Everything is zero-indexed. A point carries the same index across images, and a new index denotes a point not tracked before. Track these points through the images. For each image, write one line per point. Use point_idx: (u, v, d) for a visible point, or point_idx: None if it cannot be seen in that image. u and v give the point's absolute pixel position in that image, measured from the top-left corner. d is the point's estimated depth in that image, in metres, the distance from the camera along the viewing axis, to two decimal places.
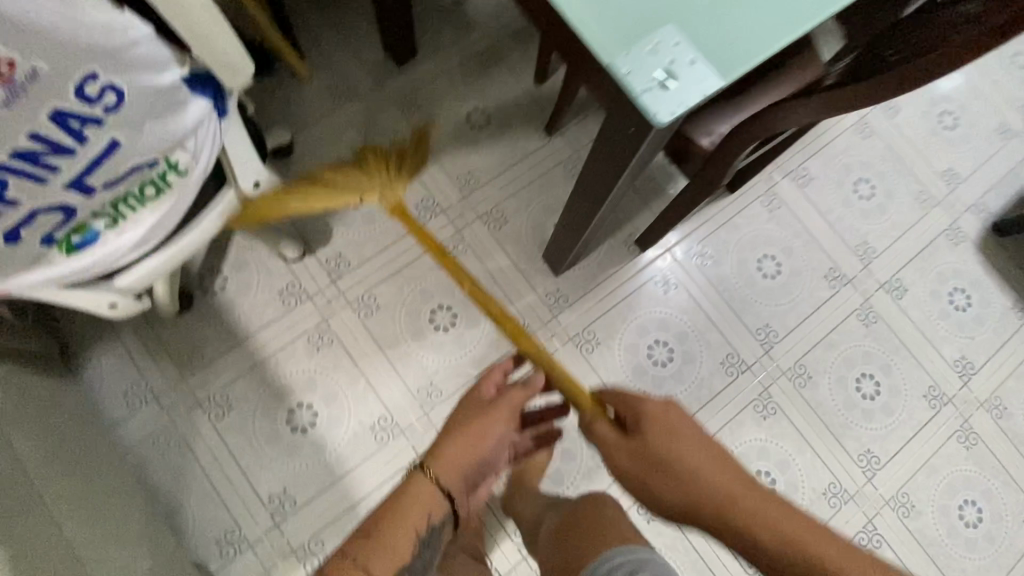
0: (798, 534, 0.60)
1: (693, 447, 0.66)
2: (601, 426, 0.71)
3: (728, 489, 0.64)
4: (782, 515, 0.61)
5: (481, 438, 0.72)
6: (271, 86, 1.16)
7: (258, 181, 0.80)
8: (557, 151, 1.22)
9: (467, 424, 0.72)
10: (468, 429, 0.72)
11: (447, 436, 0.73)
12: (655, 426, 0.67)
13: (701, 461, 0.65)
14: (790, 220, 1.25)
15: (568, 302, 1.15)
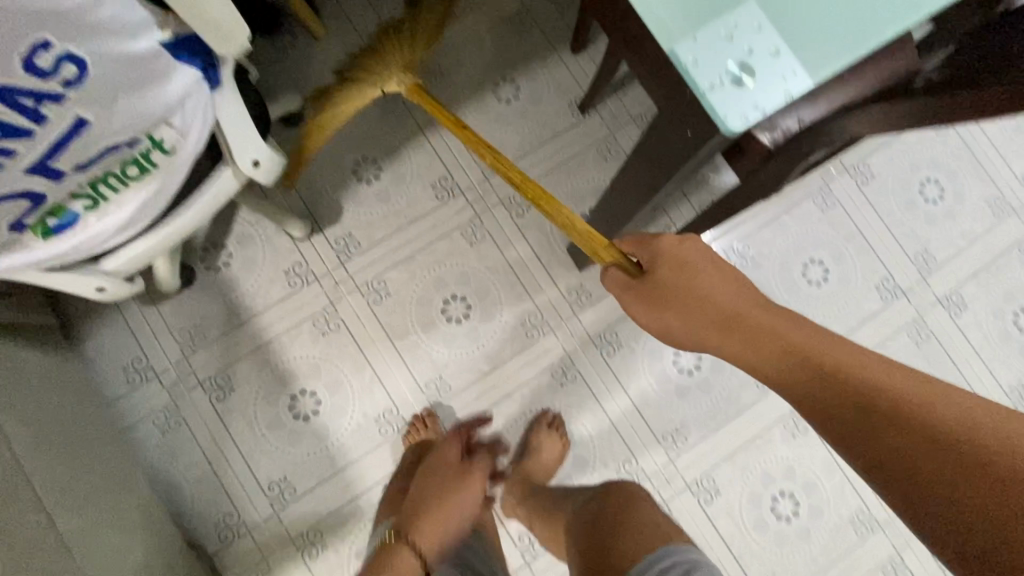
0: (838, 355, 0.51)
1: (714, 274, 0.60)
2: (613, 270, 0.65)
3: (770, 327, 0.56)
4: (797, 327, 0.55)
5: (446, 527, 0.80)
6: (283, 44, 1.06)
7: (258, 162, 0.70)
8: (591, 131, 1.11)
9: (436, 503, 0.81)
10: (436, 515, 0.79)
11: (417, 514, 0.80)
12: (665, 263, 0.61)
13: (737, 301, 0.58)
14: (843, 222, 1.13)
15: (591, 300, 1.07)
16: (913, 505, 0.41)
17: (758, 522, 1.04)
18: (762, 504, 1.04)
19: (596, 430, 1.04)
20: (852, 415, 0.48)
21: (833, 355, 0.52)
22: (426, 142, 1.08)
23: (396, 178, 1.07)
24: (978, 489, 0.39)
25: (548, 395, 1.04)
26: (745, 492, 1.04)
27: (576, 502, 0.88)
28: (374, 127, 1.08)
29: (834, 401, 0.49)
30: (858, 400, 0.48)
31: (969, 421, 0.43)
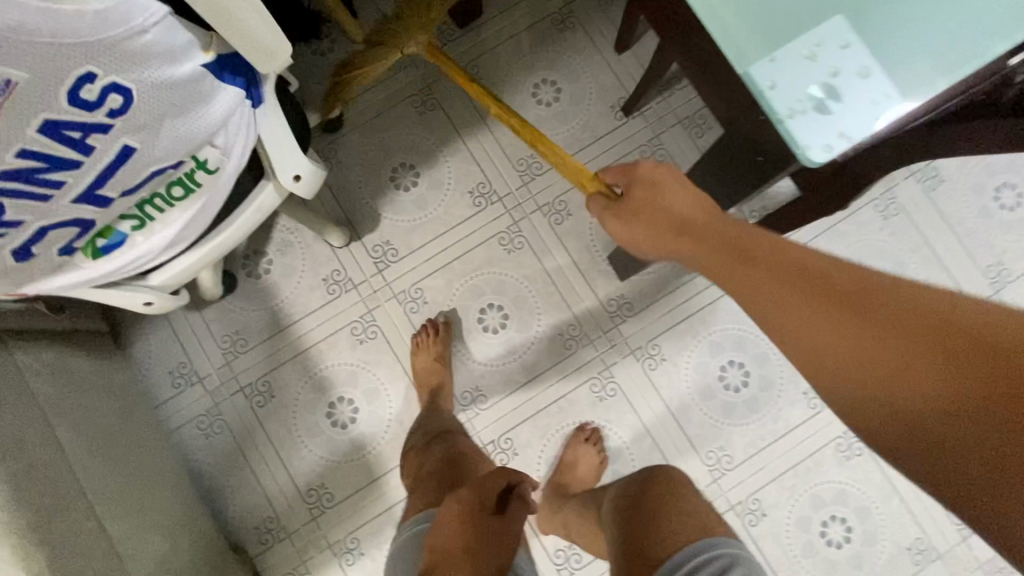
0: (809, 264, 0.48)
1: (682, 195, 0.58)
2: (596, 198, 0.65)
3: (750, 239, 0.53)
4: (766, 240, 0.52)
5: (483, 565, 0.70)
6: (322, 50, 1.06)
7: (299, 176, 0.69)
8: (635, 134, 1.07)
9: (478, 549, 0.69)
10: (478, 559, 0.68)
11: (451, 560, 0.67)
12: (640, 186, 0.60)
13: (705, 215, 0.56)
14: (907, 231, 1.05)
15: (632, 311, 1.03)
16: (913, 433, 0.40)
17: (806, 547, 0.99)
18: (811, 529, 0.99)
19: (636, 446, 1.01)
20: (836, 325, 0.44)
21: (818, 259, 0.48)
22: (463, 147, 1.06)
23: (432, 184, 1.05)
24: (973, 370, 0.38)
25: (587, 408, 1.02)
26: (793, 515, 0.99)
27: (614, 493, 0.84)
28: (411, 132, 1.06)
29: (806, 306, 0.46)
30: (844, 309, 0.44)
31: (948, 309, 0.42)
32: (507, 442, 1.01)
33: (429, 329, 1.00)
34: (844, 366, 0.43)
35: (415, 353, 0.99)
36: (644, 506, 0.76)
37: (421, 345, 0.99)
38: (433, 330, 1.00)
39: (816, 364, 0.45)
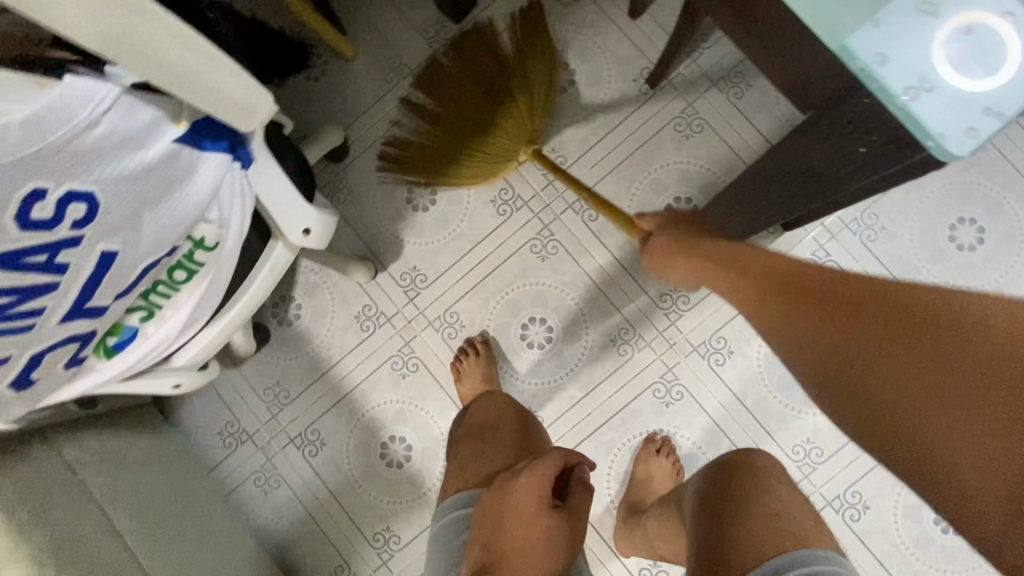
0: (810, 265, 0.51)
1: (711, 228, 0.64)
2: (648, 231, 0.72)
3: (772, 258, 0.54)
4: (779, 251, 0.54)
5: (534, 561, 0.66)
6: (315, 74, 0.99)
7: (309, 230, 0.63)
8: (665, 107, 0.96)
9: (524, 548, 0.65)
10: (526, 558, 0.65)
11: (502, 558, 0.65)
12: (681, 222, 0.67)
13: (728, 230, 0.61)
14: (1000, 168, 0.91)
15: (687, 304, 0.94)
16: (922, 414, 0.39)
17: (920, 538, 0.89)
18: (923, 517, 0.89)
19: (712, 449, 0.93)
20: (864, 352, 0.42)
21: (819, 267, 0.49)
22: None
23: (452, 200, 0.98)
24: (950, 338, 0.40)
25: (653, 416, 0.94)
26: (898, 505, 0.89)
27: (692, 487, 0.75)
28: None
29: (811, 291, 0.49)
30: (876, 331, 0.42)
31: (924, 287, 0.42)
32: None
33: (469, 349, 0.95)
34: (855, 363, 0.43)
35: (460, 377, 0.93)
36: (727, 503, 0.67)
37: (463, 365, 0.94)
38: (477, 351, 0.94)
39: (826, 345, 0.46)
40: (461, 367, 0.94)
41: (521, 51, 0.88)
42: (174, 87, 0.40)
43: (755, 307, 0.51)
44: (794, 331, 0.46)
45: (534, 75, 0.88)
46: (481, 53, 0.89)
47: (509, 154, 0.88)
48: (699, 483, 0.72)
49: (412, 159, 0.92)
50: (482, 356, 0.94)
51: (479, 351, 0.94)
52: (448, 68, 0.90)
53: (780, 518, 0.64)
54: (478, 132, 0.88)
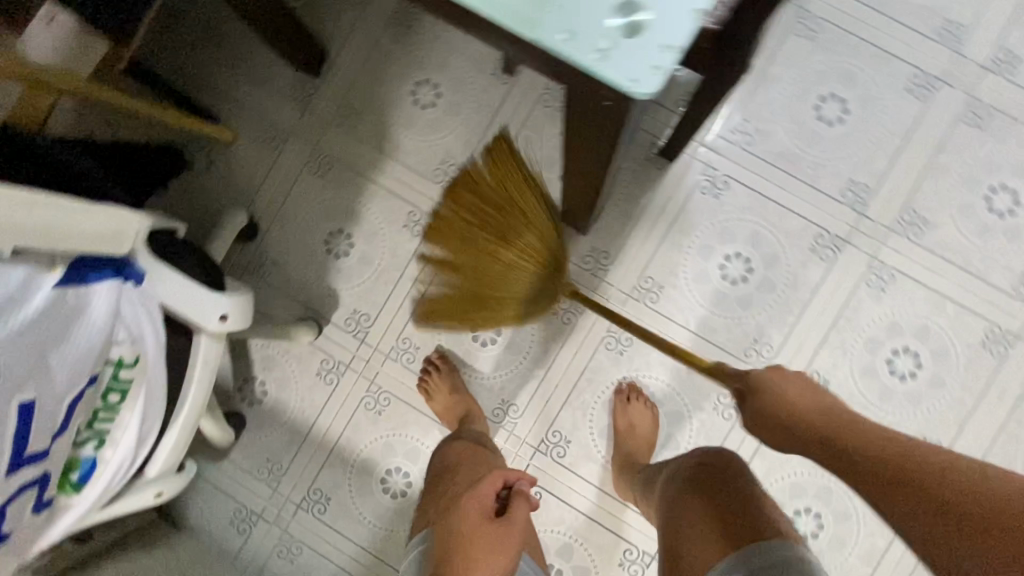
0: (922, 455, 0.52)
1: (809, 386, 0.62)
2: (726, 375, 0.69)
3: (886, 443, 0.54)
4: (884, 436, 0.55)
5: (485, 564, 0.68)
6: (203, 166, 1.03)
7: (225, 315, 0.66)
8: (529, 87, 1.01)
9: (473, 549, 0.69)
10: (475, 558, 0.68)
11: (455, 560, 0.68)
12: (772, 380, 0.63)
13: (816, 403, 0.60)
14: (839, 40, 0.98)
15: (610, 258, 0.99)
16: None
17: (882, 392, 0.96)
18: (878, 372, 0.96)
19: (675, 378, 1.00)
20: (957, 525, 0.47)
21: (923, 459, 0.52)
22: (378, 187, 1.03)
23: (369, 237, 1.03)
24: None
25: (615, 368, 1.00)
26: (855, 369, 0.96)
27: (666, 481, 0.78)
28: (323, 199, 1.04)
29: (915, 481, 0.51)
30: (984, 520, 0.47)
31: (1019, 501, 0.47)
32: (557, 435, 1.01)
33: (431, 366, 1.00)
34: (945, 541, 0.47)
35: (429, 395, 0.98)
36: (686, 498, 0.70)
37: (429, 382, 0.99)
38: (437, 367, 0.99)
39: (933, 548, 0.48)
40: (429, 387, 0.99)
41: (506, 185, 0.77)
42: (49, 244, 0.49)
43: (863, 482, 0.53)
44: (876, 480, 0.52)
45: (534, 209, 0.79)
46: (479, 212, 0.80)
47: (541, 298, 0.85)
48: (670, 484, 0.76)
49: (449, 314, 0.90)
50: (443, 371, 0.99)
51: (439, 367, 0.99)
52: (450, 239, 0.83)
53: (735, 514, 0.65)
54: (512, 296, 0.84)
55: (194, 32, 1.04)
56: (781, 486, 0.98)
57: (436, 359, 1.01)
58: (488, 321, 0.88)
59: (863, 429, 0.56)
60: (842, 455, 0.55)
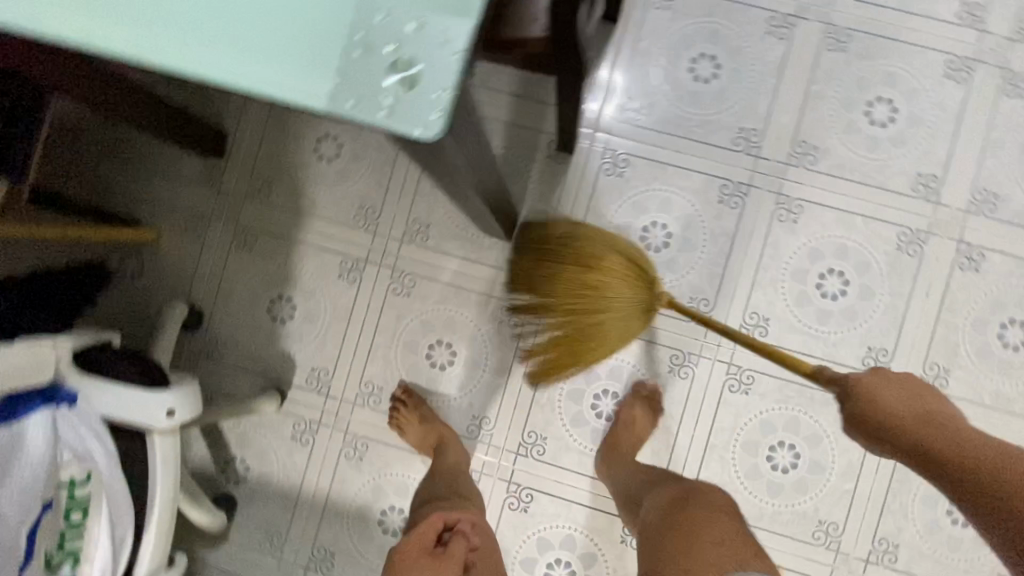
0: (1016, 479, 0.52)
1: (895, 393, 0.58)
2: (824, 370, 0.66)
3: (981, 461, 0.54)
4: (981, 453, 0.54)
5: None
6: (134, 269, 1.06)
7: (170, 410, 0.68)
8: None
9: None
10: None
11: None
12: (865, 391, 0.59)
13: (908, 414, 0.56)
14: (694, 2, 1.04)
15: None
16: None
17: (819, 316, 1.01)
18: (811, 298, 1.01)
19: (627, 353, 1.04)
20: None
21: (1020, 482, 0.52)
22: (305, 246, 1.07)
23: (308, 295, 1.06)
24: None
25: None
26: (789, 301, 1.01)
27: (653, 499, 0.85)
28: (256, 271, 1.07)
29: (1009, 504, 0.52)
30: None
31: None
32: (532, 436, 1.05)
33: (399, 400, 1.03)
34: None
35: (404, 431, 1.01)
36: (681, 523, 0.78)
37: (400, 415, 1.01)
38: (405, 402, 1.02)
39: None
40: (402, 421, 1.01)
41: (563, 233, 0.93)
42: None
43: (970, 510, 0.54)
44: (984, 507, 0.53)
45: (613, 239, 0.91)
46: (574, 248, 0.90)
47: (643, 306, 0.87)
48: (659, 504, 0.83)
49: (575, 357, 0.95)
50: (412, 403, 1.02)
51: (407, 400, 1.02)
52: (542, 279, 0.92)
53: (723, 546, 0.75)
54: (619, 312, 0.88)
55: (94, 145, 1.08)
56: (753, 428, 1.02)
57: (403, 392, 1.04)
58: (601, 350, 0.93)
59: (962, 435, 0.55)
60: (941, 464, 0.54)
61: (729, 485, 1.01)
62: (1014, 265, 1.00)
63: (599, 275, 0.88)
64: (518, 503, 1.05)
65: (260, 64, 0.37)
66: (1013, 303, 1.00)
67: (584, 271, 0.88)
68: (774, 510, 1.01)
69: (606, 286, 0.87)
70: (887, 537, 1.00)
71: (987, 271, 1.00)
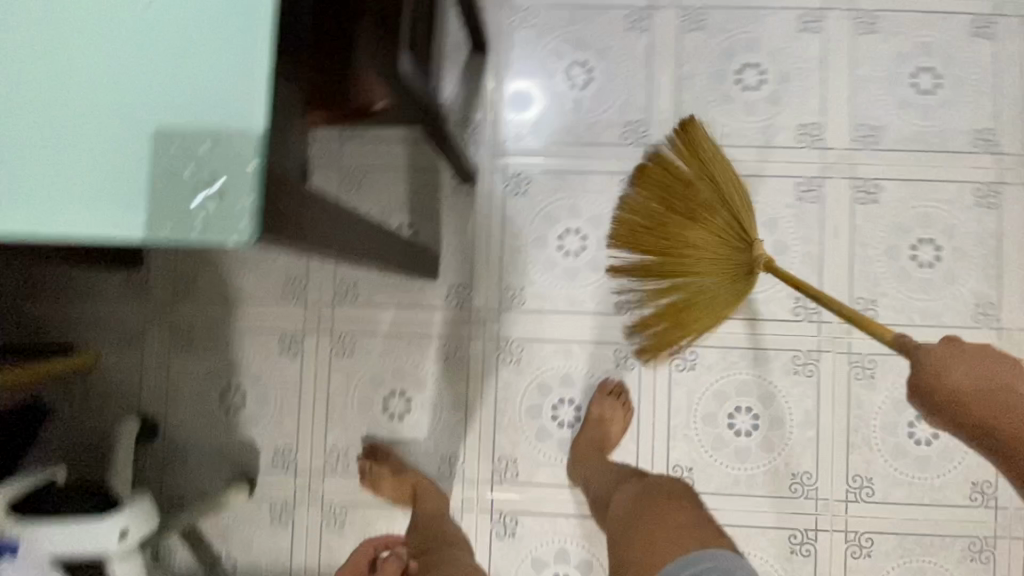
0: None
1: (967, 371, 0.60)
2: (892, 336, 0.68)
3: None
4: None
5: None
6: (81, 394, 1.07)
7: (123, 531, 0.74)
8: (327, 184, 1.09)
9: None
10: None
11: None
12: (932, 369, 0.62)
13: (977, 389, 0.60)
14: (554, 15, 1.09)
15: (469, 288, 1.08)
16: None
17: None
18: None
19: (574, 358, 1.07)
20: None
21: None
22: (243, 332, 1.08)
23: (256, 379, 1.08)
24: None
25: (521, 377, 1.07)
26: None
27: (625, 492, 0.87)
28: (201, 367, 1.08)
29: None
30: None
31: None
32: (503, 460, 1.07)
33: (369, 459, 1.04)
34: None
35: (378, 487, 1.02)
36: (643, 515, 0.81)
37: (372, 472, 1.03)
38: (376, 458, 1.04)
39: None
40: (377, 479, 1.03)
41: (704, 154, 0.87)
42: None
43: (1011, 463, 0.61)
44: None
45: (726, 170, 0.86)
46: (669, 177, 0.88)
47: (744, 263, 0.84)
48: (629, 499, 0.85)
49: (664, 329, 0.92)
50: (382, 459, 1.03)
51: (376, 456, 1.04)
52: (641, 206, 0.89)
53: (690, 531, 0.78)
54: (711, 275, 0.86)
55: (14, 283, 1.09)
56: (709, 401, 1.05)
57: (372, 449, 1.05)
58: (706, 327, 0.89)
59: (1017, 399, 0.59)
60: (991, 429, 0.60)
61: (699, 460, 1.04)
62: (908, 189, 1.05)
63: (708, 217, 0.85)
64: (505, 529, 1.06)
65: (86, 206, 0.40)
66: (916, 223, 1.04)
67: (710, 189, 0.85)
68: (748, 473, 1.04)
69: (711, 247, 0.85)
70: (859, 472, 1.03)
71: (885, 199, 1.05)
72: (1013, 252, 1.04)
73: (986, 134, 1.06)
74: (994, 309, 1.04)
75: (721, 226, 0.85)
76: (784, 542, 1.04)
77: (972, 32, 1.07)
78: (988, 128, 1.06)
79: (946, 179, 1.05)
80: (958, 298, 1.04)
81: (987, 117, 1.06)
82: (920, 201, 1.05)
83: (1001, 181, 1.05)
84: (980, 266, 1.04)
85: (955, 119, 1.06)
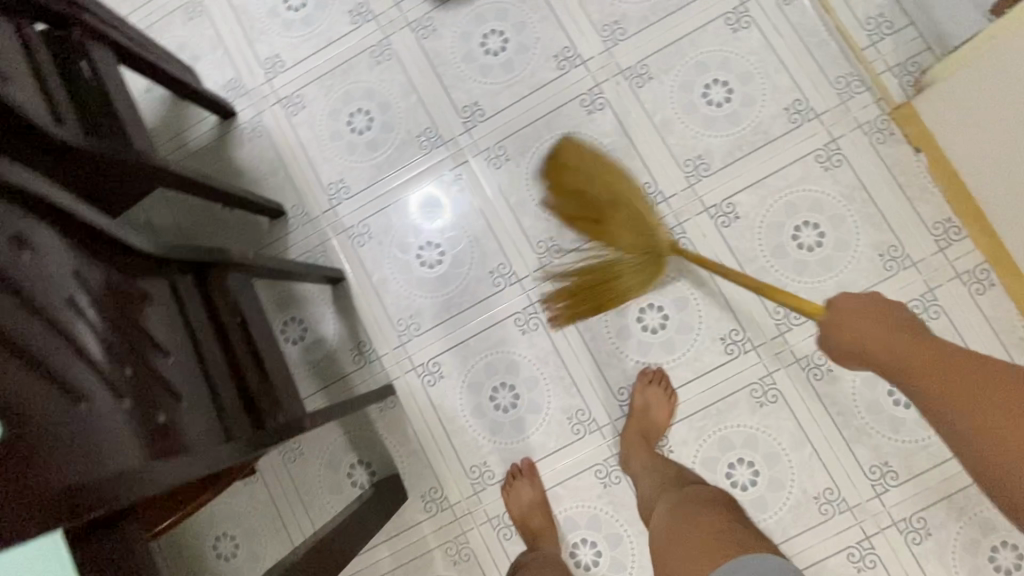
0: (927, 364, 0.68)
1: (854, 306, 0.75)
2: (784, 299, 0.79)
3: (888, 348, 0.71)
4: (900, 344, 0.71)
5: None
6: None
7: None
8: (273, 463, 1.14)
9: None
10: None
11: None
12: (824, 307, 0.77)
13: (859, 336, 0.74)
14: (384, 218, 1.17)
15: (440, 487, 1.10)
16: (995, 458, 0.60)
17: (664, 348, 1.07)
18: (647, 340, 1.08)
19: (566, 499, 1.07)
20: (962, 411, 0.63)
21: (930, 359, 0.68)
22: None
23: None
24: (986, 409, 0.61)
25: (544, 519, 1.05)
26: (634, 356, 1.08)
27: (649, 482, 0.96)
28: None
29: (925, 385, 0.67)
30: (992, 396, 0.62)
31: (995, 378, 0.63)
32: None
33: (515, 471, 1.07)
34: (967, 421, 0.62)
35: (512, 501, 1.06)
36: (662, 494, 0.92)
37: (513, 487, 1.06)
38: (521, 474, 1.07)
39: (945, 417, 0.65)
40: (516, 491, 1.06)
41: (602, 169, 0.94)
42: None
43: (912, 393, 0.69)
44: (910, 384, 0.69)
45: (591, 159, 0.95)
46: (578, 195, 0.94)
47: (653, 249, 0.93)
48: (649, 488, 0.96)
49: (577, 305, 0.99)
50: (520, 474, 1.07)
51: (521, 472, 1.07)
52: (558, 203, 0.97)
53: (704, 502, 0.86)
54: (626, 260, 0.93)
55: None
56: (703, 471, 1.04)
57: (519, 463, 1.08)
58: (618, 298, 0.96)
59: (898, 333, 0.72)
60: (985, 381, 0.63)
61: None
62: (759, 189, 1.07)
63: (625, 218, 0.92)
64: None
65: None
66: (786, 215, 1.06)
67: (611, 196, 0.93)
68: (775, 520, 1.02)
69: (627, 238, 0.92)
70: (874, 462, 1.01)
71: (745, 211, 1.07)
72: (884, 192, 1.05)
73: (797, 103, 1.08)
74: (900, 250, 1.04)
75: (644, 229, 0.93)
76: (847, 565, 1.00)
77: (734, 28, 1.11)
78: (796, 97, 1.08)
79: (786, 162, 1.07)
80: (860, 259, 1.04)
81: (790, 89, 1.09)
82: (776, 194, 1.07)
83: (837, 137, 1.07)
84: (864, 220, 1.05)
85: (764, 108, 1.09)
